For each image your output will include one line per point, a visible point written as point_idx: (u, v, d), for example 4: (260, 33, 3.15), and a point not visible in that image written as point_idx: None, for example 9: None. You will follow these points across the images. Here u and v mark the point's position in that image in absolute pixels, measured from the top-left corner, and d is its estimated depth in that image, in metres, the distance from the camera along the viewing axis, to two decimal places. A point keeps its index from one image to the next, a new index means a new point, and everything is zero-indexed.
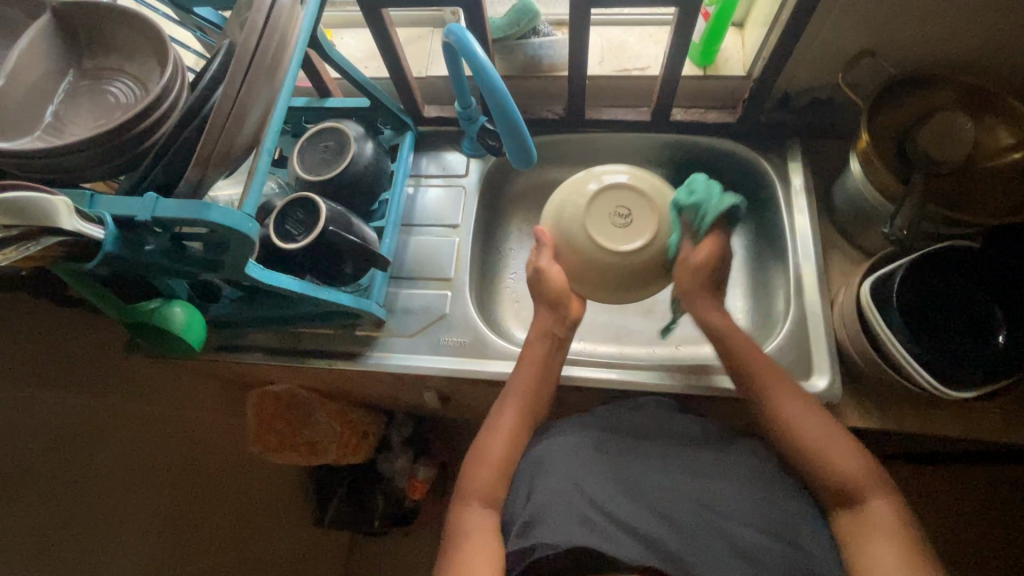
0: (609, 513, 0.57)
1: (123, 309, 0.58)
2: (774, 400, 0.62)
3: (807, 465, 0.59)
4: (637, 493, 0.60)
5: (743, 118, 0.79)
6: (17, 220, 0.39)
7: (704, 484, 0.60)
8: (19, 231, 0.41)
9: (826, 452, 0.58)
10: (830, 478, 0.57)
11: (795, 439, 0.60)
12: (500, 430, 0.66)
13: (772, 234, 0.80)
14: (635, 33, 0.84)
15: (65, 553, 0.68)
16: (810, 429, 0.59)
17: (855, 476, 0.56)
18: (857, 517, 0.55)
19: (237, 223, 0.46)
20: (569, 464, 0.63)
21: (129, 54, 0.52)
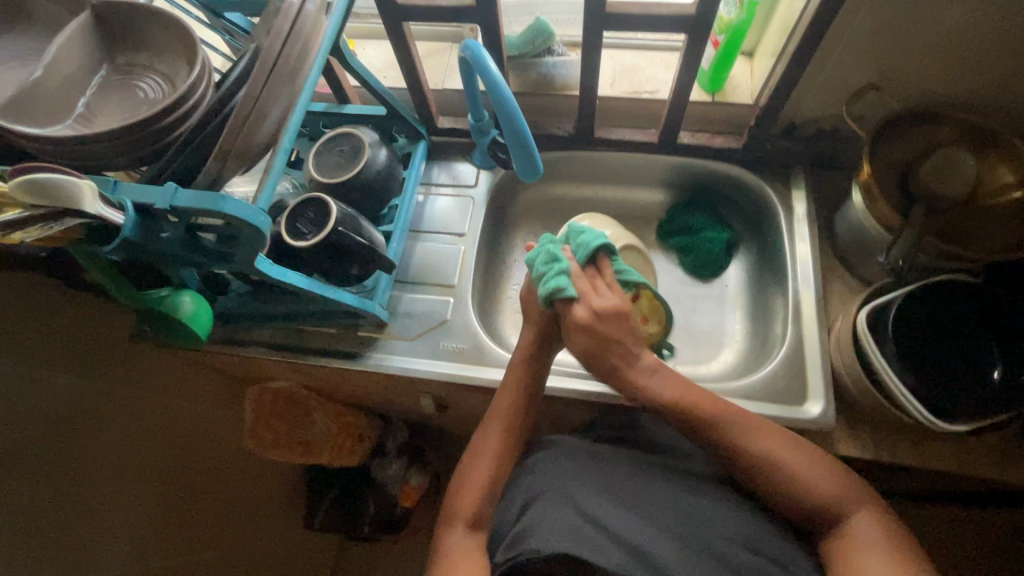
0: (599, 524, 0.56)
1: (135, 297, 0.60)
2: (738, 435, 0.61)
3: (780, 491, 0.59)
4: (627, 503, 0.59)
5: (749, 144, 0.80)
6: (36, 200, 0.39)
7: (700, 501, 0.60)
8: (42, 212, 0.41)
9: (794, 475, 0.58)
10: (813, 499, 0.57)
11: (763, 469, 0.59)
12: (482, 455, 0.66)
13: (774, 258, 0.81)
14: (646, 58, 0.85)
15: (60, 529, 0.69)
16: (772, 456, 0.59)
17: (834, 495, 0.57)
18: (839, 532, 0.56)
19: (249, 216, 0.47)
20: (560, 473, 0.63)
21: (160, 52, 0.54)
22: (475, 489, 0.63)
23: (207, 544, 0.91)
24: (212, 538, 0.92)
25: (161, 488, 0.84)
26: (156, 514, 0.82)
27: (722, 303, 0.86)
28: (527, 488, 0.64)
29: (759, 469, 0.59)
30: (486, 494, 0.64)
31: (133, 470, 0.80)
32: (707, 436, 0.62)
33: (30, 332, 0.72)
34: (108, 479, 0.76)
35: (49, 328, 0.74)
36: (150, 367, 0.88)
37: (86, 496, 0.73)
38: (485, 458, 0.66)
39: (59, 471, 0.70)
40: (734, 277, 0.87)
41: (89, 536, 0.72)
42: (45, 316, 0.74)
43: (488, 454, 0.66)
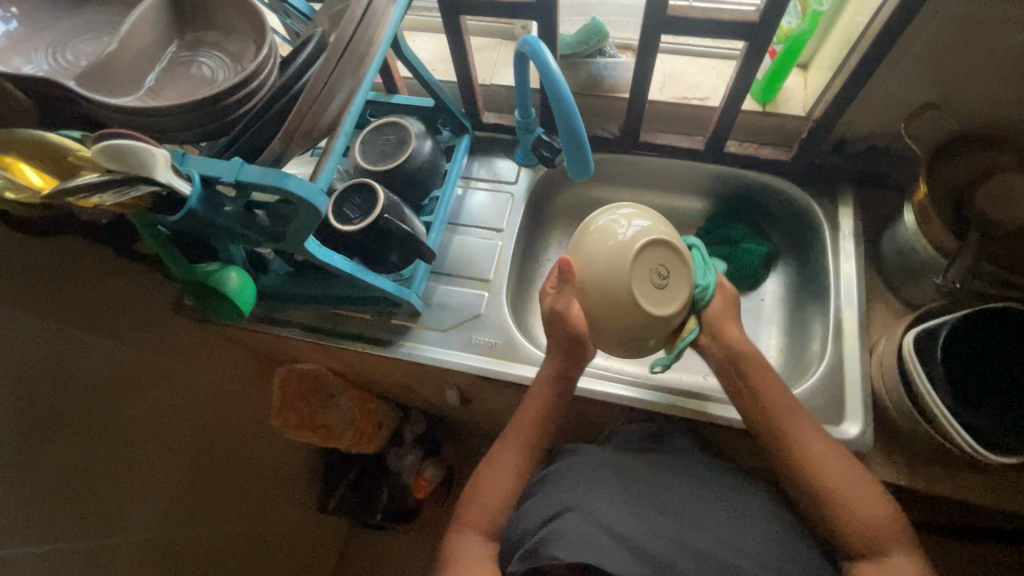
0: (619, 535, 0.55)
1: (184, 267, 0.61)
2: (805, 436, 0.61)
3: (828, 509, 0.58)
4: (645, 513, 0.58)
5: (799, 157, 0.79)
6: (112, 165, 0.40)
7: (735, 520, 0.58)
8: (115, 177, 0.42)
9: (844, 496, 0.57)
10: (857, 521, 0.56)
11: (822, 476, 0.59)
12: (503, 464, 0.67)
13: (815, 275, 0.79)
14: (697, 64, 0.84)
15: (90, 497, 0.70)
16: (825, 471, 0.59)
17: (880, 527, 0.56)
18: (870, 555, 0.55)
19: (309, 195, 0.47)
20: (582, 483, 0.63)
21: (230, 32, 0.56)
22: (494, 503, 0.64)
23: (220, 517, 0.93)
24: (225, 511, 0.94)
25: (184, 460, 0.86)
26: (181, 489, 0.85)
27: (758, 317, 0.84)
28: (553, 495, 0.63)
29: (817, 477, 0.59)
30: (504, 506, 0.64)
31: (161, 441, 0.82)
32: (771, 429, 0.63)
33: (86, 290, 0.73)
34: (142, 447, 0.78)
35: (102, 293, 0.75)
36: (186, 336, 0.89)
37: (117, 466, 0.74)
38: (505, 466, 0.66)
39: (97, 436, 0.72)
40: (771, 291, 0.86)
41: (117, 505, 0.74)
42: (95, 278, 0.75)
43: (507, 466, 0.66)
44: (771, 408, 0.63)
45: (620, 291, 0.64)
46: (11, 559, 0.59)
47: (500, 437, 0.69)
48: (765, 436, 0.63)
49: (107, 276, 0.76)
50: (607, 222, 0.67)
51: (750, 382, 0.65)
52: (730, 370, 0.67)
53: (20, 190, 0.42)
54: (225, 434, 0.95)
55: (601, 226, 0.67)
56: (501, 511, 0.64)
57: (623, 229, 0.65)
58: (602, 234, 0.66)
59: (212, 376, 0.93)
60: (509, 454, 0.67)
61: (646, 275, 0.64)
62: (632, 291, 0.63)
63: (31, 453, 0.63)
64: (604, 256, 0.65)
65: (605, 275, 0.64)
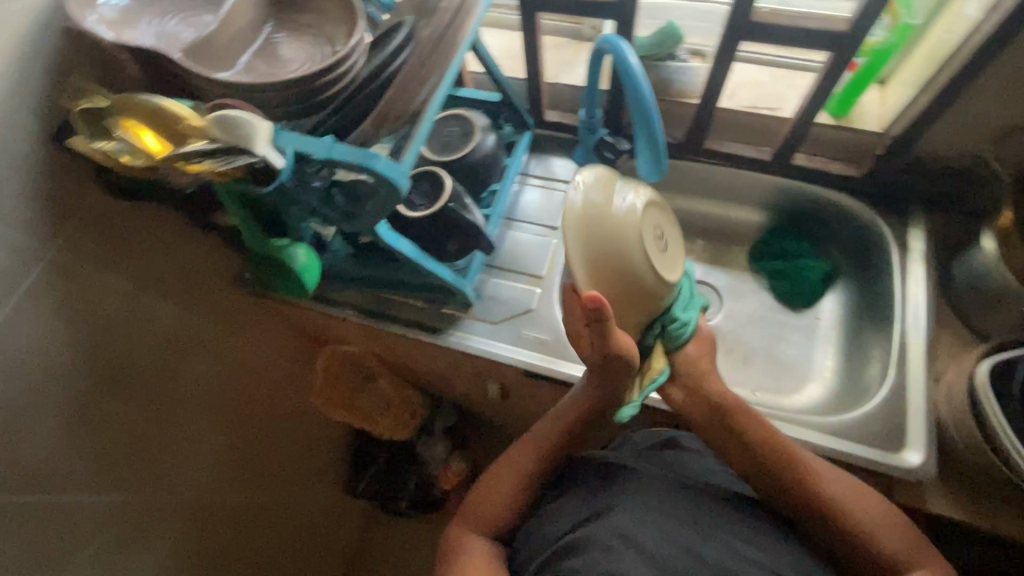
0: (636, 542, 0.51)
1: (258, 240, 0.64)
2: (813, 468, 0.60)
3: (841, 534, 0.58)
4: (669, 519, 0.54)
5: (871, 174, 0.77)
6: (221, 132, 0.43)
7: (765, 538, 0.55)
8: (219, 146, 0.44)
9: (861, 524, 0.57)
10: (875, 546, 0.56)
11: (842, 506, 0.58)
12: (517, 465, 0.66)
13: (878, 297, 0.77)
14: (769, 74, 0.83)
15: (135, 459, 0.73)
16: (840, 497, 0.59)
17: (899, 549, 0.56)
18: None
19: (395, 176, 0.49)
20: (602, 490, 0.60)
21: (322, 16, 0.57)
22: (500, 501, 0.64)
23: (253, 488, 0.96)
24: (259, 483, 0.97)
25: (227, 432, 0.88)
26: (226, 456, 0.89)
27: (812, 336, 0.82)
28: (574, 505, 0.60)
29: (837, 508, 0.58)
30: (514, 507, 0.64)
31: (208, 411, 0.84)
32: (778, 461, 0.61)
33: (167, 254, 0.73)
34: (190, 416, 0.81)
35: (180, 258, 0.76)
36: (245, 311, 0.89)
37: (164, 431, 0.77)
38: (517, 468, 0.66)
39: (148, 401, 0.74)
40: (828, 310, 0.83)
41: (160, 468, 0.77)
42: (176, 240, 0.74)
43: (518, 469, 0.66)
44: (771, 439, 0.63)
45: (640, 271, 0.60)
46: (74, 502, 0.65)
47: (517, 443, 0.69)
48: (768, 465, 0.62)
49: (192, 240, 0.77)
50: (590, 205, 0.57)
51: (742, 424, 0.64)
52: (715, 421, 0.66)
53: (134, 151, 0.45)
54: (269, 410, 0.98)
55: (585, 210, 0.57)
56: (511, 511, 0.64)
57: (617, 196, 0.59)
58: (591, 216, 0.56)
59: (264, 352, 0.95)
60: (525, 458, 0.66)
61: (647, 236, 0.61)
62: (649, 270, 0.60)
63: (100, 409, 0.68)
64: (611, 248, 0.57)
65: (626, 271, 0.59)
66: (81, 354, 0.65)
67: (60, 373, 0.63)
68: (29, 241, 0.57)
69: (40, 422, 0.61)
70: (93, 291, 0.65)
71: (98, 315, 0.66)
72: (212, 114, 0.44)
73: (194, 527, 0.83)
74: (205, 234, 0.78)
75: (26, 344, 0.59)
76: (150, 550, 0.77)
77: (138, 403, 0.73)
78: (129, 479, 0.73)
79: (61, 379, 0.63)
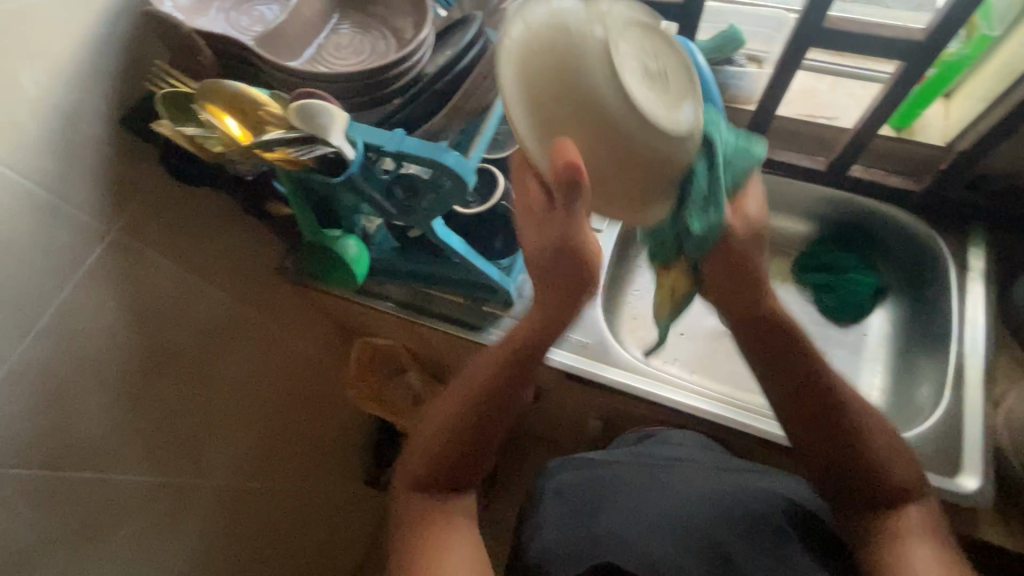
0: (629, 520, 0.56)
1: (313, 231, 0.65)
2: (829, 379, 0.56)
3: (845, 454, 0.55)
4: (650, 500, 0.59)
5: (931, 190, 0.74)
6: (302, 122, 0.44)
7: (749, 495, 0.58)
8: (300, 136, 0.45)
9: (865, 444, 0.55)
10: (873, 471, 0.55)
11: (853, 431, 0.55)
12: (444, 407, 0.61)
13: (932, 316, 0.75)
14: (828, 82, 0.81)
15: (174, 440, 0.73)
16: (851, 413, 0.55)
17: (895, 474, 0.55)
18: (893, 530, 0.53)
19: (463, 173, 0.49)
20: (590, 481, 0.64)
21: (391, 9, 0.57)
22: (432, 447, 0.60)
23: (281, 475, 0.96)
24: (287, 470, 0.97)
25: (260, 418, 0.89)
26: (257, 446, 0.89)
27: (860, 353, 0.80)
28: (564, 496, 0.63)
29: (851, 436, 0.55)
30: (448, 458, 0.59)
31: (244, 396, 0.84)
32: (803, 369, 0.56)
33: (216, 239, 0.73)
34: (227, 400, 0.81)
35: (225, 244, 0.75)
36: (287, 300, 0.89)
37: (202, 414, 0.77)
38: (446, 410, 0.61)
39: (191, 384, 0.74)
40: (875, 326, 0.81)
41: (196, 450, 0.77)
42: (224, 225, 0.74)
43: (447, 412, 0.60)
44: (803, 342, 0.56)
45: (601, 93, 0.40)
46: (111, 482, 0.66)
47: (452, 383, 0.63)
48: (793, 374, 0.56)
49: (240, 225, 0.76)
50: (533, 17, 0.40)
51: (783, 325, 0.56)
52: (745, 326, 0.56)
53: (220, 134, 0.46)
54: (301, 400, 0.98)
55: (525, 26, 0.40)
56: (447, 461, 0.59)
57: (604, 4, 0.41)
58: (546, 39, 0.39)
59: (301, 341, 0.95)
60: (453, 398, 0.61)
61: (631, 65, 0.41)
62: (634, 103, 0.40)
63: (146, 390, 0.68)
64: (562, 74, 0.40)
65: (598, 103, 0.40)
66: (134, 337, 0.65)
67: (114, 354, 0.63)
68: (95, 217, 0.58)
69: (90, 400, 0.62)
70: (150, 272, 0.65)
71: (154, 297, 0.66)
72: (295, 102, 0.44)
73: (219, 513, 0.84)
74: (253, 221, 0.79)
75: (84, 323, 0.59)
76: (176, 534, 0.77)
77: (180, 388, 0.73)
78: (166, 460, 0.73)
79: (115, 358, 0.63)
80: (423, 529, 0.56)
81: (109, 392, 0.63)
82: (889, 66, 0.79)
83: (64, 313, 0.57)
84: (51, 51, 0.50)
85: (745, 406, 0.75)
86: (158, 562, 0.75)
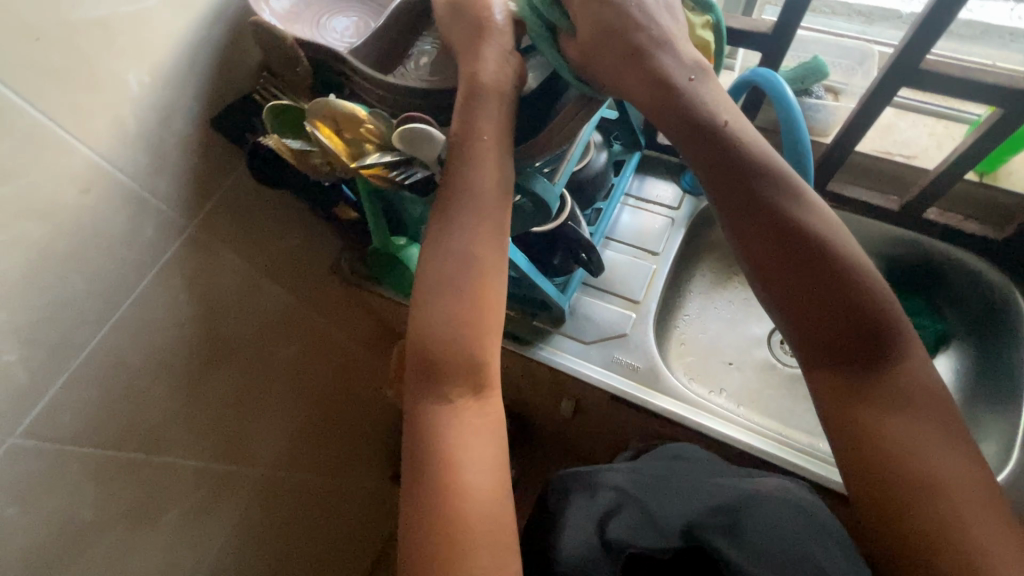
0: (651, 514, 0.53)
1: (382, 239, 0.65)
2: (797, 208, 0.45)
3: (834, 301, 0.42)
4: (679, 493, 0.55)
5: (1014, 238, 0.71)
6: (407, 145, 0.46)
7: (778, 502, 0.52)
8: (399, 158, 0.47)
9: (853, 283, 0.43)
10: (867, 317, 0.42)
11: (821, 241, 0.44)
12: (444, 261, 0.45)
13: (1000, 370, 0.72)
14: (909, 119, 0.79)
15: (221, 424, 0.75)
16: (831, 245, 0.44)
17: (888, 323, 0.43)
18: (885, 393, 0.41)
19: (550, 199, 0.52)
20: (617, 478, 0.58)
21: None
22: (440, 308, 0.44)
23: (317, 468, 0.96)
24: (321, 463, 0.97)
25: (302, 410, 0.90)
26: (296, 435, 0.89)
27: None
28: (588, 509, 0.55)
29: (822, 250, 0.43)
30: (457, 325, 0.44)
31: (288, 388, 0.85)
32: (768, 191, 0.45)
33: (277, 238, 0.74)
34: (273, 391, 0.82)
35: (284, 245, 0.76)
36: (333, 299, 0.90)
37: (252, 402, 0.79)
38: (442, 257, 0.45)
39: (243, 372, 0.76)
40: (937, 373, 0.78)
41: (241, 436, 0.79)
42: (285, 230, 0.75)
43: (445, 257, 0.45)
44: (762, 163, 0.45)
45: None
46: (165, 465, 0.67)
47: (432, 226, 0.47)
48: (761, 197, 0.45)
49: (299, 224, 0.77)
50: None
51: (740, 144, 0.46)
52: (699, 137, 0.46)
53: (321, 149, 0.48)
54: (337, 395, 0.99)
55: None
56: (460, 326, 0.44)
57: None
58: None
59: (344, 339, 0.96)
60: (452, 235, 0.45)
61: None
62: None
63: (203, 377, 0.69)
64: None
65: None
66: (196, 329, 0.66)
67: (178, 341, 0.64)
68: (178, 211, 0.60)
69: (152, 386, 0.63)
70: (216, 266, 0.66)
71: (217, 290, 0.68)
72: (401, 128, 0.46)
73: (260, 502, 0.84)
74: (316, 220, 0.80)
75: (156, 314, 0.61)
76: (221, 522, 0.78)
77: (233, 377, 0.74)
78: (214, 444, 0.74)
79: (179, 347, 0.65)
80: (420, 455, 0.42)
81: (171, 379, 0.65)
82: (980, 107, 0.77)
83: (139, 304, 0.59)
84: (159, 54, 0.53)
85: (805, 450, 0.72)
86: (201, 552, 0.76)
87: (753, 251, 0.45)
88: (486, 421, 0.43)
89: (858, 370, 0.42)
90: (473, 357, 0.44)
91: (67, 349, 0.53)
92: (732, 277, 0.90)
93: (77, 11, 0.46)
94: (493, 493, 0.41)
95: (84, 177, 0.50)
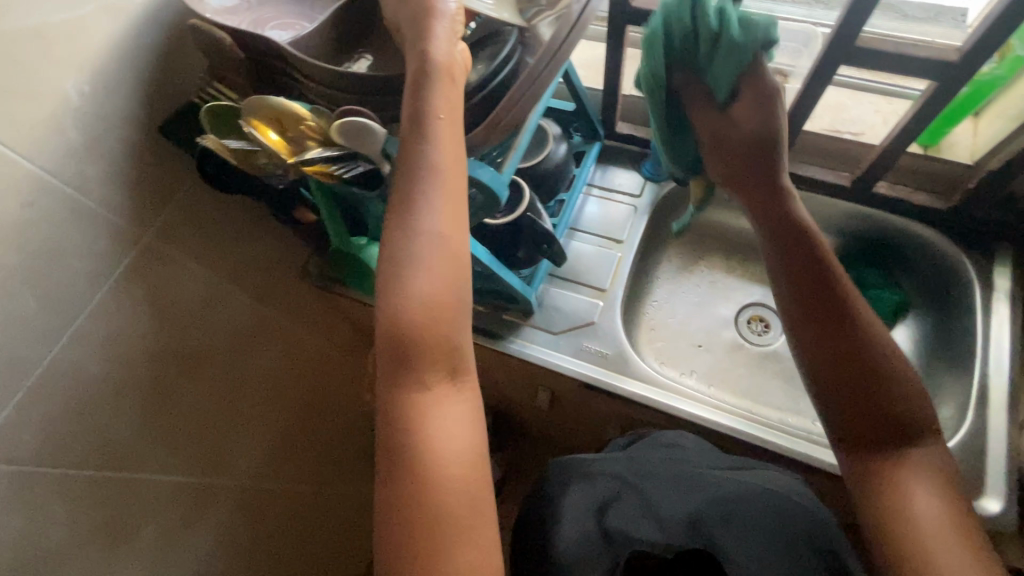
0: (650, 503, 0.54)
1: (342, 238, 0.65)
2: (852, 304, 0.56)
3: (869, 379, 0.53)
4: (678, 482, 0.56)
5: (960, 208, 0.73)
6: (344, 139, 0.47)
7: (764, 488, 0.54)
8: (338, 152, 0.48)
9: (893, 372, 0.53)
10: (896, 398, 0.52)
11: (865, 331, 0.55)
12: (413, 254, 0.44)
13: (955, 336, 0.74)
14: (857, 98, 0.81)
15: (196, 437, 0.74)
16: (880, 339, 0.55)
17: (918, 417, 0.51)
18: (897, 458, 0.51)
19: (497, 187, 0.53)
20: (610, 467, 0.57)
21: None
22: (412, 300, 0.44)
23: (299, 475, 0.96)
24: (304, 471, 0.97)
25: (279, 417, 0.89)
26: (275, 443, 0.89)
27: None
28: (580, 499, 0.55)
29: (863, 337, 0.55)
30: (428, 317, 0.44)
31: (264, 396, 0.85)
32: (827, 285, 0.58)
33: (241, 244, 0.74)
34: (248, 400, 0.82)
35: (246, 250, 0.75)
36: (305, 304, 0.89)
37: (226, 412, 0.78)
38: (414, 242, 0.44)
39: (216, 382, 0.75)
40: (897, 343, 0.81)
41: (217, 447, 0.78)
42: (248, 237, 0.75)
43: (415, 245, 0.44)
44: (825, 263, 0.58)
45: None
46: (136, 481, 0.66)
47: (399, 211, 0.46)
48: (822, 286, 0.58)
49: (262, 229, 0.77)
50: None
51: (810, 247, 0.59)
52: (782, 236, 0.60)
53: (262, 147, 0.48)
54: (315, 402, 0.98)
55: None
56: (435, 318, 0.44)
57: None
58: None
59: (318, 344, 0.96)
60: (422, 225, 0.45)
61: None
62: None
63: (171, 390, 0.69)
64: None
65: None
66: (160, 340, 0.65)
67: (141, 354, 0.64)
68: (131, 222, 0.59)
69: (117, 400, 0.62)
70: (177, 275, 0.66)
71: (179, 300, 0.67)
72: (337, 122, 0.46)
73: (241, 513, 0.83)
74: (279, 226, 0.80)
75: (116, 327, 0.60)
76: (201, 536, 0.77)
77: (203, 388, 0.74)
78: (189, 457, 0.73)
79: (142, 360, 0.64)
80: (393, 451, 0.43)
81: (137, 393, 0.64)
82: (921, 83, 0.78)
83: (95, 317, 0.58)
84: (100, 61, 0.52)
85: (773, 425, 0.74)
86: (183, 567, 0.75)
87: (804, 326, 0.57)
88: (457, 410, 0.44)
89: (881, 441, 0.51)
90: (448, 343, 0.44)
91: (22, 367, 0.52)
92: (697, 262, 0.92)
93: (7, 20, 0.45)
94: (469, 484, 0.42)
95: (28, 189, 0.49)
